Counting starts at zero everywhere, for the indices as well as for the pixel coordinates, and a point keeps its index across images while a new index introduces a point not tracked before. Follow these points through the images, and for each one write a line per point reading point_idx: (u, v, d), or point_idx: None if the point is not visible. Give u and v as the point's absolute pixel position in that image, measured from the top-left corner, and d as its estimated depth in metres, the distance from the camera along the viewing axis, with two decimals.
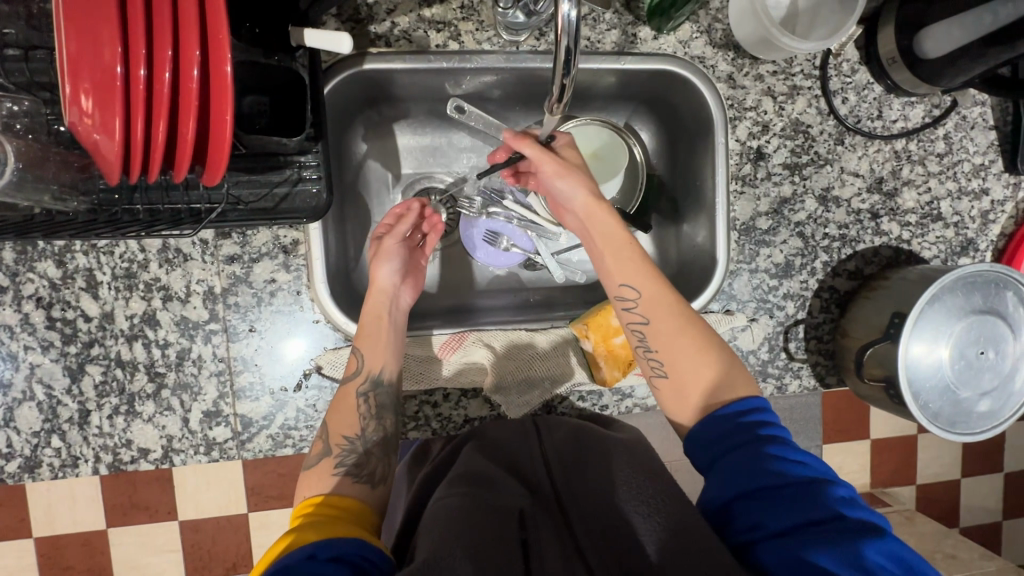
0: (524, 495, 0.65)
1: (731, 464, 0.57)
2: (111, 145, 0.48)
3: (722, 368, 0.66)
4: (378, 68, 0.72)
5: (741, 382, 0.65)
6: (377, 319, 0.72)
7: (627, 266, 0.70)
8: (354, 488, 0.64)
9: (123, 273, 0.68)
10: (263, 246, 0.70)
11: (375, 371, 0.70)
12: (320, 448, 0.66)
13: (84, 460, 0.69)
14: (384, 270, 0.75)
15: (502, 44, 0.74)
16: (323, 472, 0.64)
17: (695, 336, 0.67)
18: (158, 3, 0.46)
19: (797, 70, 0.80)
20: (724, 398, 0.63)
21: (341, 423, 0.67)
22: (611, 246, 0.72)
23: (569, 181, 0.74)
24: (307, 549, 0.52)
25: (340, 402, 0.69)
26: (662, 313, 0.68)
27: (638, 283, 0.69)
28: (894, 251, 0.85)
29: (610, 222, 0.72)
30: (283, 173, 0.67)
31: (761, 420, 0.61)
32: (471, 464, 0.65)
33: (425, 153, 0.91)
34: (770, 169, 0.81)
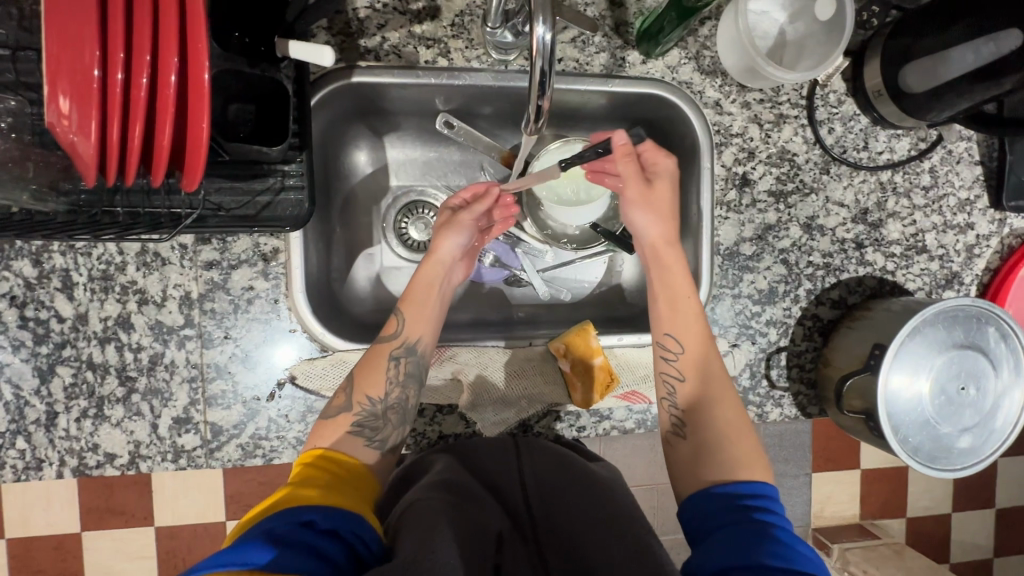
0: (501, 517, 0.67)
1: (730, 537, 0.55)
2: (86, 147, 0.47)
3: (748, 452, 0.63)
4: (366, 80, 0.72)
5: (758, 466, 0.63)
6: (433, 297, 0.74)
7: (682, 320, 0.71)
8: (361, 451, 0.63)
9: (99, 275, 0.67)
10: (243, 254, 0.70)
11: (412, 338, 0.70)
12: (343, 403, 0.65)
13: (48, 463, 0.68)
14: (453, 244, 0.76)
15: (491, 62, 0.75)
16: (338, 425, 0.63)
17: (725, 407, 0.66)
18: (139, 7, 0.46)
19: (784, 99, 0.81)
20: (739, 473, 0.62)
21: (366, 381, 0.66)
22: (666, 283, 0.73)
23: (647, 212, 0.75)
24: (304, 514, 0.51)
25: (370, 361, 0.68)
26: (702, 374, 0.68)
27: (683, 334, 0.70)
28: (878, 281, 0.85)
29: (675, 262, 0.74)
30: (265, 182, 0.68)
31: (767, 511, 0.58)
32: (451, 471, 0.67)
33: (414, 166, 0.92)
34: (756, 196, 0.81)
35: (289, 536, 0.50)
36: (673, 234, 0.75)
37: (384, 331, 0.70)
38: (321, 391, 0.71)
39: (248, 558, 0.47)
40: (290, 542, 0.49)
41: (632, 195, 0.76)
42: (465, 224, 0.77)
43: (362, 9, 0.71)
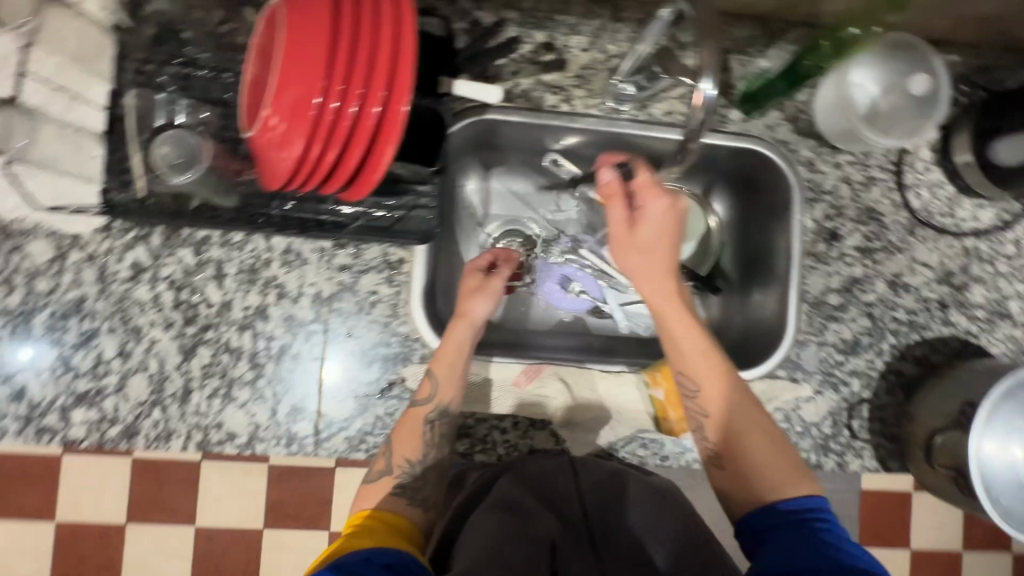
0: (557, 527, 0.66)
1: (784, 544, 0.58)
2: (290, 162, 0.57)
3: (787, 470, 0.64)
4: (497, 119, 0.81)
5: (798, 479, 0.64)
6: (461, 355, 0.74)
7: (687, 353, 0.70)
8: (405, 509, 0.65)
9: (248, 268, 0.75)
10: (372, 260, 0.77)
11: (444, 401, 0.73)
12: (385, 467, 0.69)
13: (177, 435, 0.73)
14: (482, 309, 0.76)
15: (607, 111, 0.83)
16: (381, 490, 0.67)
17: (754, 428, 0.67)
18: (360, 53, 0.55)
19: (874, 163, 0.86)
20: (783, 492, 0.63)
21: (404, 445, 0.70)
22: (679, 333, 0.70)
23: (638, 255, 0.72)
24: (363, 552, 0.55)
25: (405, 426, 0.72)
26: (717, 401, 0.68)
27: (701, 375, 0.69)
28: (962, 343, 0.87)
29: (673, 301, 0.71)
30: (401, 198, 0.76)
31: (819, 515, 0.60)
32: (504, 492, 0.69)
33: (514, 198, 0.99)
34: (843, 250, 0.85)
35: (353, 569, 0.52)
36: (669, 268, 0.72)
37: (417, 396, 0.72)
38: None
39: None
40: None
41: (618, 243, 0.73)
42: (496, 288, 0.79)
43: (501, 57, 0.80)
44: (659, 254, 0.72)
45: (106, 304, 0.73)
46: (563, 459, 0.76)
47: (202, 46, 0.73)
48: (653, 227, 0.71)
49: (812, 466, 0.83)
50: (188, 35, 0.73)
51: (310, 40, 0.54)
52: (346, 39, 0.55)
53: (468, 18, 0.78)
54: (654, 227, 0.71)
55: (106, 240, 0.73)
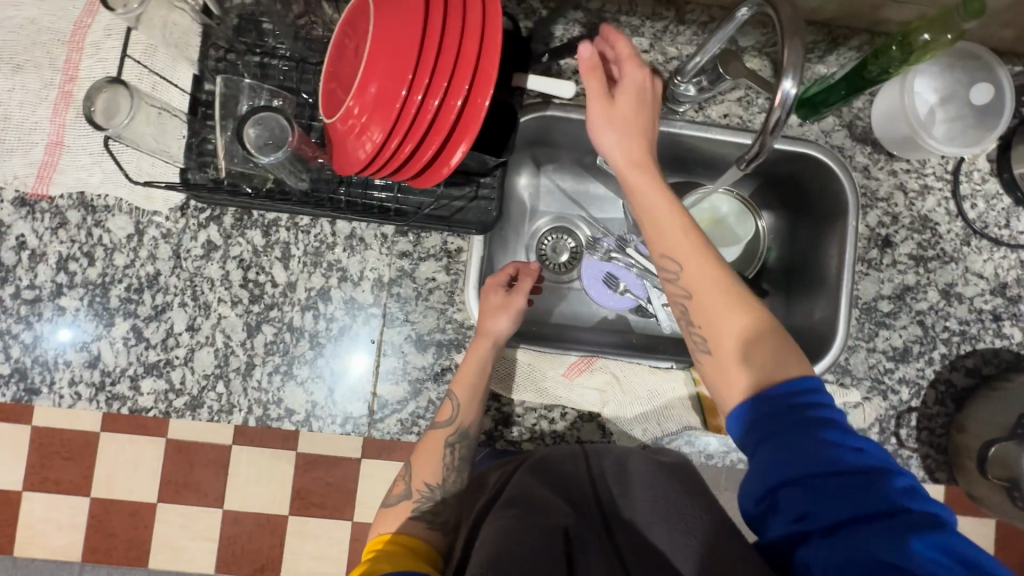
0: (569, 514, 0.70)
1: (780, 441, 0.54)
2: (367, 152, 0.60)
3: (774, 350, 0.59)
4: (557, 115, 0.84)
5: (793, 360, 0.59)
6: (479, 380, 0.74)
7: (676, 240, 0.65)
8: (424, 531, 0.68)
9: (313, 250, 0.78)
10: (432, 249, 0.79)
11: (464, 423, 0.74)
12: (403, 491, 0.72)
13: (238, 408, 0.76)
14: (504, 326, 0.76)
15: (663, 112, 0.85)
16: (400, 513, 0.70)
17: (736, 312, 0.61)
18: (446, 51, 0.57)
19: (929, 171, 0.86)
20: (777, 376, 0.58)
21: (423, 469, 0.72)
22: (663, 218, 0.66)
23: (613, 133, 0.69)
24: None
25: (425, 447, 0.73)
26: (708, 290, 0.63)
27: (695, 264, 0.64)
28: (1016, 356, 0.86)
29: (651, 184, 0.67)
30: (463, 189, 0.78)
31: (815, 400, 0.56)
32: (521, 486, 0.70)
33: (564, 195, 1.01)
34: (896, 258, 0.85)
35: None
36: (643, 154, 0.69)
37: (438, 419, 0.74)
38: None
39: None
40: None
41: (595, 119, 0.69)
42: (516, 305, 0.77)
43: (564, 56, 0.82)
44: (633, 141, 0.69)
45: (178, 280, 0.76)
46: (573, 448, 0.77)
47: (282, 35, 0.76)
48: (629, 107, 0.69)
49: None
50: (268, 24, 0.76)
51: (398, 37, 0.57)
52: (434, 35, 0.57)
53: (535, 16, 0.80)
54: (628, 112, 0.69)
55: (182, 219, 0.77)
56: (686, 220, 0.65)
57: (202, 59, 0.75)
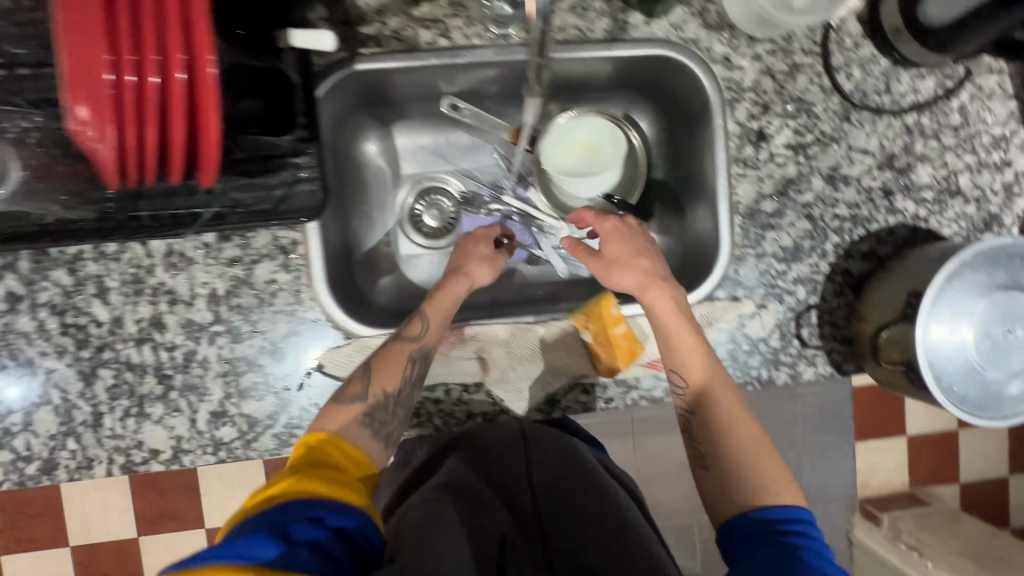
0: (508, 522, 0.60)
1: (756, 554, 0.55)
2: (106, 151, 0.49)
3: (778, 469, 0.62)
4: (369, 68, 0.72)
5: (784, 485, 0.61)
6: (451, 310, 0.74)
7: (686, 352, 0.68)
8: (370, 444, 0.62)
9: (131, 278, 0.70)
10: (263, 248, 0.72)
11: (430, 342, 0.70)
12: (359, 391, 0.65)
13: (98, 461, 0.71)
14: (485, 276, 0.79)
15: (491, 38, 0.74)
16: (347, 414, 0.63)
17: (743, 428, 0.65)
18: (144, 10, 0.48)
19: (797, 48, 0.78)
20: (763, 502, 0.61)
21: (384, 374, 0.66)
22: (685, 346, 0.68)
23: (625, 270, 0.72)
24: (315, 511, 0.49)
25: (390, 355, 0.68)
26: (715, 403, 0.67)
27: (692, 371, 0.68)
28: (911, 230, 0.81)
29: (669, 309, 0.69)
30: (279, 175, 0.68)
31: (802, 533, 0.57)
32: (454, 475, 0.64)
33: (425, 153, 0.92)
34: (773, 151, 0.79)
35: (294, 530, 0.47)
36: (650, 276, 0.71)
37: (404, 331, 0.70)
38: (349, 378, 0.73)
39: (254, 551, 0.44)
40: (295, 539, 0.47)
41: (596, 269, 0.74)
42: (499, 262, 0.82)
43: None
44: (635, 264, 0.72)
45: None
46: (514, 431, 0.70)
47: None
48: (624, 248, 0.73)
49: (764, 383, 0.80)
50: None
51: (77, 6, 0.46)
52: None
53: None
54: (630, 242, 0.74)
55: None
56: (696, 336, 0.69)
57: None
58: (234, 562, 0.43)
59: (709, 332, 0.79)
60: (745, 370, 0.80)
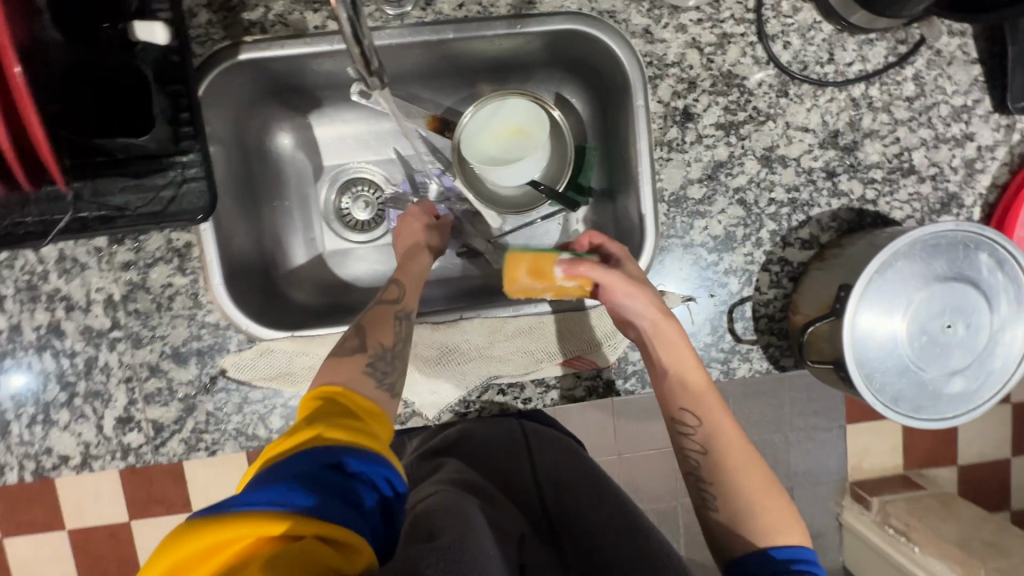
0: (523, 523, 0.66)
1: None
2: None
3: (789, 511, 0.58)
4: (256, 57, 0.68)
5: (788, 527, 0.58)
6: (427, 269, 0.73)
7: (693, 391, 0.63)
8: (377, 393, 0.59)
9: (25, 285, 0.69)
10: (158, 251, 0.69)
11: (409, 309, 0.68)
12: (356, 346, 0.61)
13: (9, 467, 0.71)
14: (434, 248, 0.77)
15: (387, 19, 0.70)
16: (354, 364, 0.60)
17: (757, 480, 0.60)
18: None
19: (726, 16, 0.71)
20: (777, 541, 0.57)
21: (375, 332, 0.63)
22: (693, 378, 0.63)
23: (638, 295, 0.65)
24: (334, 455, 0.47)
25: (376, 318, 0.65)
26: (728, 443, 0.62)
27: (712, 415, 0.62)
28: (857, 214, 0.74)
29: (677, 341, 0.65)
30: (167, 175, 0.66)
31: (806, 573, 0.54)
32: (455, 472, 0.68)
33: (346, 143, 0.88)
34: (701, 131, 0.72)
35: (324, 477, 0.45)
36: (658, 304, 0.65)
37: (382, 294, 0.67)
38: (253, 381, 0.71)
39: (285, 499, 0.43)
40: (324, 485, 0.45)
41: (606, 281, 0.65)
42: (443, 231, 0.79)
43: None
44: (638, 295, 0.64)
45: None
46: (516, 432, 0.78)
47: None
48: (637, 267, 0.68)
49: None
50: None
51: None
52: None
53: None
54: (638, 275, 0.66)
55: None
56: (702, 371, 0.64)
57: None
58: (264, 508, 0.42)
59: None
60: None
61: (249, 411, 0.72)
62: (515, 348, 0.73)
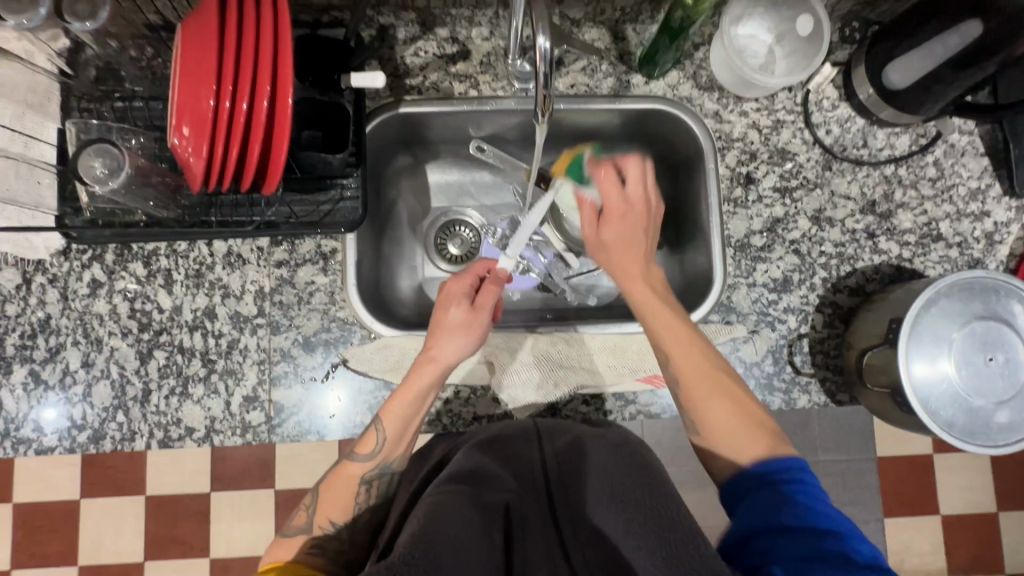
0: (514, 490, 0.70)
1: (756, 502, 0.61)
2: (199, 164, 0.64)
3: (758, 426, 0.67)
4: (411, 111, 0.87)
5: (774, 438, 0.65)
6: (416, 406, 0.73)
7: (673, 342, 0.70)
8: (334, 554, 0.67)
9: (193, 273, 0.81)
10: (307, 253, 0.83)
11: (386, 457, 0.72)
12: (304, 522, 0.68)
13: (140, 434, 0.79)
14: (458, 346, 0.75)
15: (514, 91, 0.88)
16: (341, 494, 0.71)
17: (730, 393, 0.68)
18: (245, 59, 0.62)
19: (779, 106, 0.89)
20: (766, 455, 0.64)
21: (331, 507, 0.70)
22: (660, 326, 0.71)
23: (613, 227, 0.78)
24: None
25: (341, 483, 0.71)
26: (699, 375, 0.69)
27: (669, 344, 0.70)
28: (896, 269, 0.87)
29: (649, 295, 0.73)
30: (327, 194, 0.81)
31: (794, 477, 0.62)
32: (465, 462, 0.70)
33: (452, 189, 1.04)
34: (761, 193, 0.88)
35: None
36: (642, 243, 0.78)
37: (358, 450, 0.72)
38: (368, 372, 0.80)
39: None
40: None
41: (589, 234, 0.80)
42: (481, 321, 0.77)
43: (408, 56, 0.86)
44: (629, 230, 0.78)
45: (68, 320, 0.80)
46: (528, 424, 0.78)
47: (138, 79, 0.81)
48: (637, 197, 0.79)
49: (759, 407, 0.85)
50: (124, 72, 0.81)
51: (202, 56, 0.62)
52: (232, 46, 0.62)
53: (374, 24, 0.85)
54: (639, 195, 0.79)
55: (65, 262, 0.81)
56: (689, 330, 0.71)
57: (65, 113, 0.79)
58: None
59: None
60: None
61: (361, 400, 0.81)
62: (601, 362, 0.83)
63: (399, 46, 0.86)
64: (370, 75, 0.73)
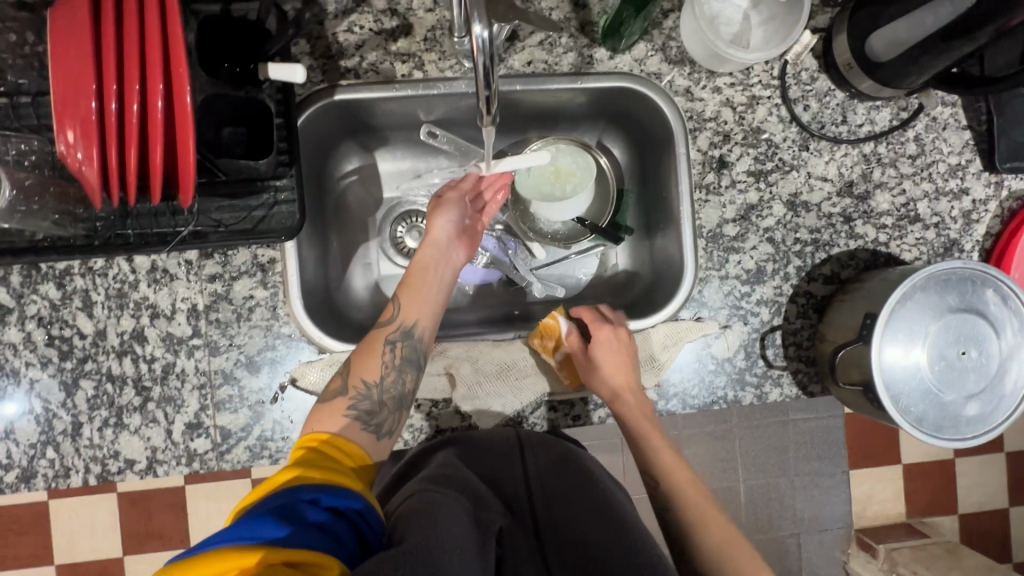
0: (502, 515, 0.67)
1: None
2: (91, 172, 0.55)
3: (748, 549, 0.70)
4: (349, 98, 0.77)
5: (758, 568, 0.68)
6: (428, 288, 0.76)
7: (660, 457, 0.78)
8: None
9: (115, 293, 0.73)
10: (243, 265, 0.75)
11: (408, 322, 0.72)
12: (339, 386, 0.66)
13: (75, 470, 0.73)
14: (442, 226, 0.81)
15: (464, 71, 0.79)
16: (373, 357, 0.69)
17: (714, 524, 0.73)
18: (129, 51, 0.52)
19: (755, 81, 0.82)
20: None
21: (363, 365, 0.68)
22: (656, 452, 0.77)
23: (601, 378, 0.77)
24: (308, 491, 0.52)
25: (367, 346, 0.70)
26: (689, 503, 0.75)
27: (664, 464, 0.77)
28: (872, 254, 0.84)
29: (642, 409, 0.77)
30: (260, 197, 0.72)
31: None
32: (444, 466, 0.67)
33: (405, 178, 0.94)
34: (734, 177, 0.82)
35: (299, 511, 0.50)
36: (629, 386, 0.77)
37: (381, 316, 0.73)
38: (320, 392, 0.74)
39: (260, 532, 0.47)
40: (301, 520, 0.49)
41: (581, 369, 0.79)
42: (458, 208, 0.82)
43: (341, 33, 0.76)
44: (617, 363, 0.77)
45: None
46: (510, 438, 0.75)
47: (21, 70, 0.69)
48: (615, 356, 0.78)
49: (731, 403, 0.82)
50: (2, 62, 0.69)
51: (75, 44, 0.52)
52: (110, 33, 0.52)
53: None
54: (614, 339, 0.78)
55: None
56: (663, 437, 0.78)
57: None
58: (242, 541, 0.47)
59: (675, 352, 0.80)
60: (712, 390, 0.82)
61: None
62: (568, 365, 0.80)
63: (330, 22, 0.76)
64: (287, 70, 0.64)
